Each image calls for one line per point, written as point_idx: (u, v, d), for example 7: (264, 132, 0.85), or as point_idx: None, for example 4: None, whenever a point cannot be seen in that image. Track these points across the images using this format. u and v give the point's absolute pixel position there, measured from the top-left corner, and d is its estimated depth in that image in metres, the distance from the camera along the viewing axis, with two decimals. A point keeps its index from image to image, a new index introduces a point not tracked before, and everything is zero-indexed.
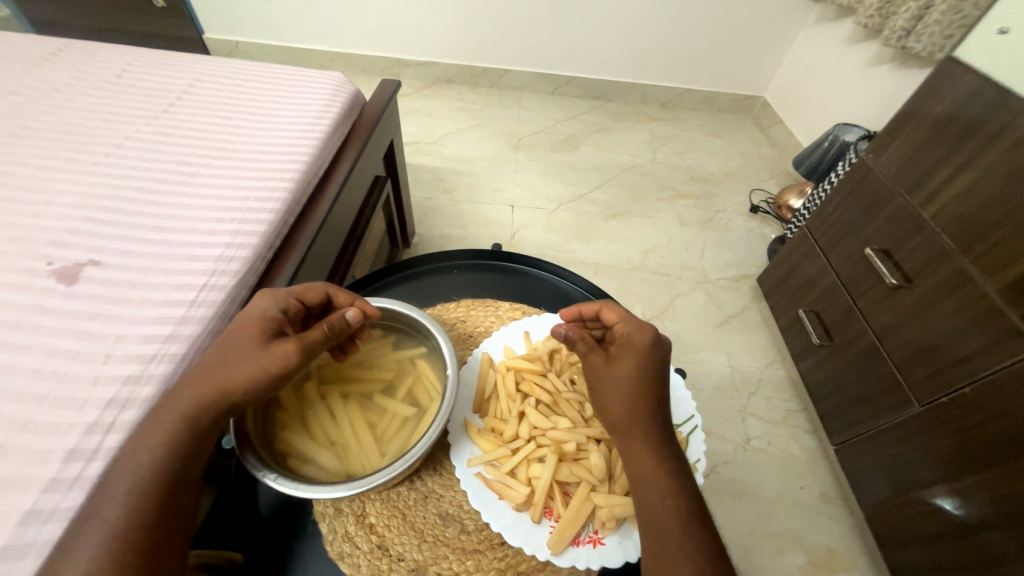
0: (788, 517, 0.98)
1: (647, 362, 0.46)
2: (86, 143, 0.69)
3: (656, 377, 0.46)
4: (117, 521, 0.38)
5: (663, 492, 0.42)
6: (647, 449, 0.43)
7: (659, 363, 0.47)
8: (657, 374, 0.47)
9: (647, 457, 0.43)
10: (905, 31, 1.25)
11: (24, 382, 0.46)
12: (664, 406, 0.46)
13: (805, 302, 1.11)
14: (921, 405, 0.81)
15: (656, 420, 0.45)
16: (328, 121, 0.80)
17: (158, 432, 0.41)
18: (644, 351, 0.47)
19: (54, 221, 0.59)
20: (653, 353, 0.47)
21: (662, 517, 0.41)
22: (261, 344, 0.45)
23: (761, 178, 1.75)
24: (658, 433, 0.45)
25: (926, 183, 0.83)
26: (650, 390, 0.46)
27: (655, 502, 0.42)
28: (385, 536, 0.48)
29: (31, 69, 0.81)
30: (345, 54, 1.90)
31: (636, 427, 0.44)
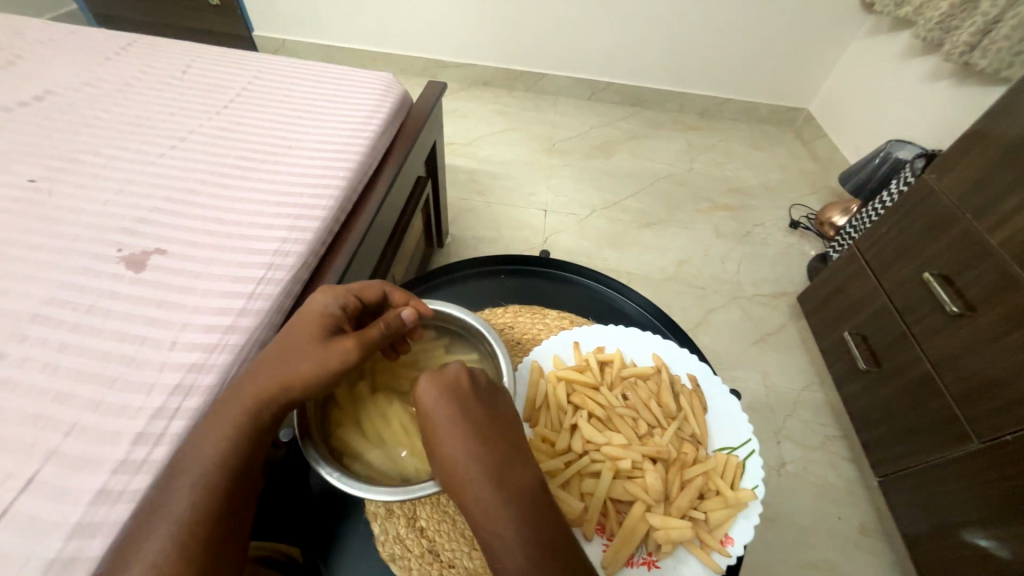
0: (823, 548, 0.94)
1: (443, 388, 0.43)
2: (154, 135, 0.72)
3: (465, 401, 0.43)
4: (183, 511, 0.39)
5: (506, 526, 0.38)
6: (467, 484, 0.40)
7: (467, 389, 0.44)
8: (464, 397, 0.43)
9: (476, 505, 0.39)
10: (969, 46, 1.20)
11: (97, 364, 0.48)
12: (492, 427, 0.43)
13: (851, 324, 1.07)
14: (980, 442, 0.77)
15: (479, 449, 0.41)
16: (380, 121, 0.82)
17: (223, 425, 0.42)
18: (441, 379, 0.44)
19: (124, 210, 0.62)
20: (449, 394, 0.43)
21: (504, 555, 0.37)
22: (320, 341, 0.45)
23: (801, 193, 1.70)
24: (491, 458, 0.41)
25: (997, 208, 0.79)
26: (468, 415, 0.42)
27: (496, 542, 0.38)
28: (435, 540, 0.48)
29: (104, 63, 0.85)
30: (386, 54, 1.93)
31: (463, 462, 0.40)
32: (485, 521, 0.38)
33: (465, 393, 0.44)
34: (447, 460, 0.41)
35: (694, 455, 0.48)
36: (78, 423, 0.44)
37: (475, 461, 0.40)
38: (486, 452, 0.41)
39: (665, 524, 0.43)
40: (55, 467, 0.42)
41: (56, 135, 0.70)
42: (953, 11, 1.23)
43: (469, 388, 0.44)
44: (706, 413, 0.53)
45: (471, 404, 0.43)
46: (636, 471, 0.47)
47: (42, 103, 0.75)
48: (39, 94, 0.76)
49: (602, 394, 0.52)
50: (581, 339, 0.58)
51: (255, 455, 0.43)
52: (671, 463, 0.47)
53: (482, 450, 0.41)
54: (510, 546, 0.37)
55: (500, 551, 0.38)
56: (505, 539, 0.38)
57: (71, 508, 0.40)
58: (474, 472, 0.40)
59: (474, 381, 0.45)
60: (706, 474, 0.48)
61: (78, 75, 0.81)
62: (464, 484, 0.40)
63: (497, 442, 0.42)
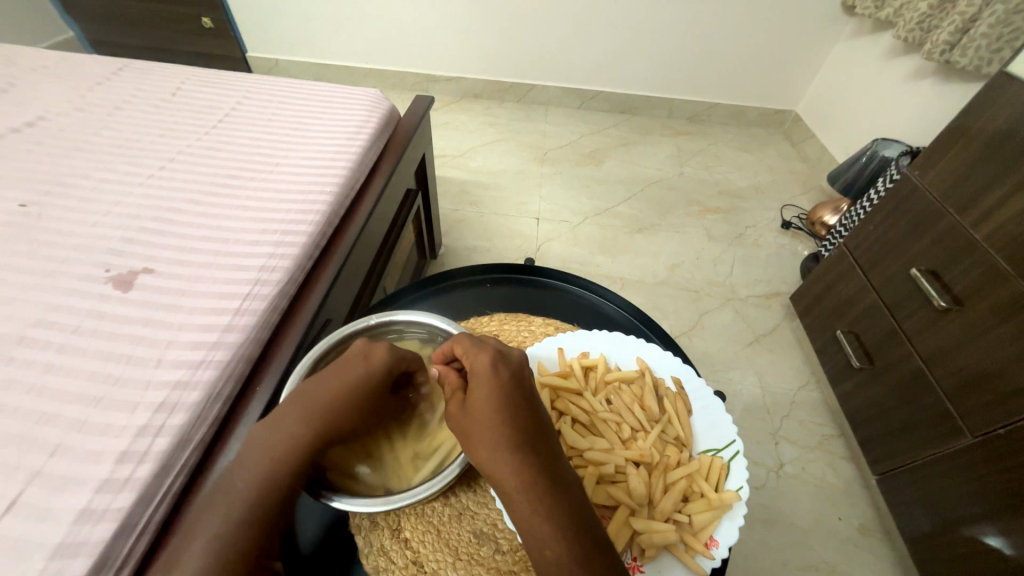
0: (824, 550, 0.93)
1: (501, 375, 0.44)
2: (143, 157, 0.73)
3: (517, 391, 0.44)
4: (222, 553, 0.39)
5: (550, 510, 0.39)
6: (506, 472, 0.40)
7: (516, 376, 0.45)
8: (517, 387, 0.45)
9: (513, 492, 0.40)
10: (949, 45, 1.21)
11: (82, 383, 0.48)
12: (530, 420, 0.43)
13: (843, 323, 1.07)
14: (974, 436, 0.76)
15: (527, 437, 0.42)
16: (366, 136, 0.83)
17: (267, 464, 0.43)
18: (497, 367, 0.44)
19: (112, 230, 0.62)
20: (494, 377, 0.44)
21: (548, 540, 0.38)
22: (374, 404, 0.48)
23: (791, 193, 1.71)
24: (538, 446, 0.42)
25: (980, 202, 0.80)
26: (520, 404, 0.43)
27: (537, 528, 0.38)
28: (420, 551, 0.48)
29: (96, 88, 0.86)
30: (378, 70, 1.97)
31: (500, 450, 0.41)
32: (529, 506, 0.39)
33: (519, 384, 0.45)
34: (495, 444, 0.41)
35: (677, 458, 0.48)
36: (63, 443, 0.44)
37: (526, 447, 0.41)
38: (534, 440, 0.42)
39: (649, 527, 0.43)
40: (39, 488, 0.42)
41: (47, 159, 0.71)
42: (931, 11, 1.25)
43: (523, 381, 0.45)
44: (690, 415, 0.53)
45: (527, 395, 0.45)
46: (618, 475, 0.47)
47: (33, 129, 0.76)
48: (31, 119, 0.77)
49: (585, 399, 0.52)
50: (565, 345, 0.58)
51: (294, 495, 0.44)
52: (654, 466, 0.47)
53: (530, 437, 0.42)
54: (554, 531, 0.38)
55: (541, 536, 0.38)
56: (550, 525, 0.38)
57: (54, 529, 0.40)
58: (522, 456, 0.41)
59: (526, 376, 0.46)
60: (690, 477, 0.48)
61: (70, 100, 0.82)
62: (511, 467, 0.40)
63: (542, 433, 0.43)
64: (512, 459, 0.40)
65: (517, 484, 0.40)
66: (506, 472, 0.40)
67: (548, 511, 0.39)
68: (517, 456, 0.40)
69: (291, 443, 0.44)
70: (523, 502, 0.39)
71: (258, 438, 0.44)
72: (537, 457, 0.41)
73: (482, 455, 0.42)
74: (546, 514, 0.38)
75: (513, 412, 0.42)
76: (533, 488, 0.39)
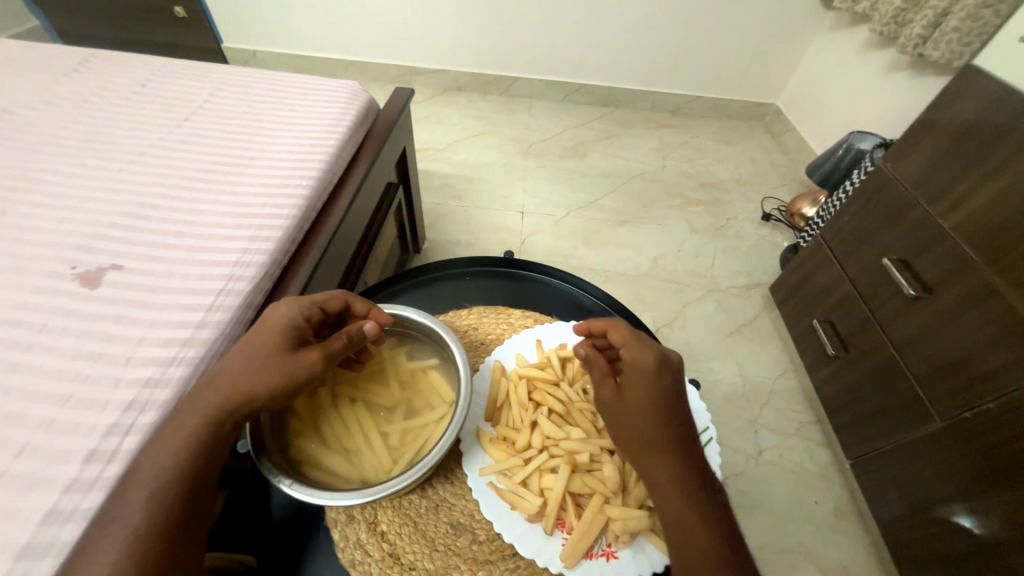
0: (800, 533, 0.96)
1: (656, 374, 0.46)
2: (112, 151, 0.71)
3: (677, 391, 0.47)
4: (136, 526, 0.39)
5: (694, 503, 0.41)
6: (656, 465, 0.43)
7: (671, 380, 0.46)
8: (672, 390, 0.46)
9: (664, 480, 0.42)
10: (922, 39, 1.24)
11: (48, 382, 0.47)
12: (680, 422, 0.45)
13: (820, 312, 1.10)
14: (943, 420, 0.79)
15: (678, 431, 0.44)
16: (344, 129, 0.82)
17: (180, 434, 0.42)
18: (663, 366, 0.46)
19: (80, 226, 0.61)
20: (655, 374, 0.45)
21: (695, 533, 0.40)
22: (285, 354, 0.46)
23: (772, 186, 1.74)
24: (687, 443, 0.44)
25: (949, 193, 0.82)
26: (676, 402, 0.45)
27: (681, 523, 0.41)
28: (397, 544, 0.48)
29: (62, 80, 0.83)
30: (359, 62, 1.93)
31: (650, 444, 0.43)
32: (676, 498, 0.41)
33: (675, 385, 0.47)
34: (647, 435, 0.44)
35: None
36: (29, 444, 0.43)
37: (682, 450, 0.43)
38: (685, 438, 0.44)
39: (623, 515, 0.44)
40: (4, 490, 0.41)
41: (11, 153, 0.69)
42: (904, 6, 1.28)
43: (678, 384, 0.47)
44: None
45: (679, 398, 0.46)
46: (594, 464, 0.47)
47: None
48: None
49: (561, 390, 0.53)
50: (542, 337, 0.59)
51: (217, 462, 0.43)
52: None
53: (681, 433, 0.44)
54: (696, 523, 0.40)
55: (683, 526, 0.40)
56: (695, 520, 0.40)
57: (20, 531, 0.39)
58: (676, 449, 0.43)
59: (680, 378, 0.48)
60: None
61: (34, 92, 0.79)
62: (663, 457, 0.43)
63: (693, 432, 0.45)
64: (671, 456, 0.43)
65: (666, 473, 0.42)
66: (658, 460, 0.43)
67: (691, 502, 0.41)
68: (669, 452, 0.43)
69: (203, 417, 0.43)
70: (672, 497, 0.41)
71: (176, 411, 0.43)
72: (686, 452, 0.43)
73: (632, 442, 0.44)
74: (691, 506, 0.41)
75: (670, 409, 0.44)
76: (680, 480, 0.42)
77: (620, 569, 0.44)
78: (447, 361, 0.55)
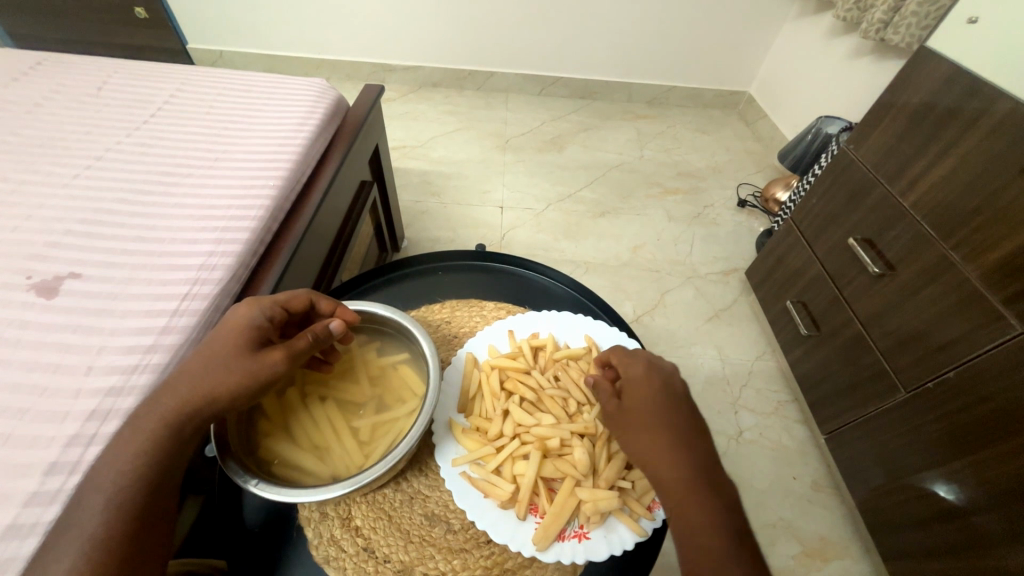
0: (781, 508, 0.98)
1: (656, 381, 0.47)
2: (66, 156, 0.69)
3: (679, 397, 0.47)
4: (94, 534, 0.38)
5: (706, 506, 0.41)
6: (663, 469, 0.43)
7: (669, 385, 0.47)
8: (671, 394, 0.46)
9: (671, 483, 0.42)
10: (883, 23, 1.27)
11: (4, 396, 0.46)
12: (684, 425, 0.45)
13: (793, 294, 1.12)
14: (907, 391, 0.82)
15: (687, 436, 0.44)
16: (311, 127, 0.80)
17: (138, 439, 0.41)
18: (659, 375, 0.47)
19: (34, 235, 0.59)
20: (651, 381, 0.47)
21: (707, 533, 0.40)
22: (247, 355, 0.46)
23: (747, 172, 1.77)
24: (694, 446, 0.44)
25: (906, 172, 0.85)
26: (676, 406, 0.46)
27: (693, 525, 0.40)
28: (372, 538, 0.48)
29: (11, 84, 0.80)
30: (331, 60, 1.90)
31: (656, 450, 0.43)
32: (687, 502, 0.41)
33: (676, 391, 0.47)
34: (652, 441, 0.44)
35: None
36: None
37: (686, 452, 0.43)
38: (693, 443, 0.44)
39: (594, 496, 0.45)
40: None
41: None
42: None
43: (680, 391, 0.47)
44: None
45: (680, 402, 0.46)
46: (565, 448, 0.48)
47: None
48: None
49: (532, 377, 0.53)
50: (515, 327, 0.60)
51: (178, 465, 0.43)
52: (598, 437, 0.49)
53: (688, 439, 0.44)
54: (710, 526, 0.40)
55: (696, 530, 0.40)
56: (705, 519, 0.40)
57: None
58: (683, 454, 0.43)
59: (681, 386, 0.48)
60: None
61: None
62: (670, 461, 0.43)
63: (705, 438, 0.45)
64: (676, 459, 0.43)
65: (675, 477, 0.42)
66: (665, 465, 0.43)
67: (703, 505, 0.41)
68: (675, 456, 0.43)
69: (163, 421, 0.42)
70: (682, 499, 0.41)
71: (135, 417, 0.43)
72: (692, 456, 0.43)
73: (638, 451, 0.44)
74: (702, 508, 0.41)
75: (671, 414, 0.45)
76: (691, 485, 0.42)
77: (592, 548, 0.45)
78: (417, 355, 0.55)
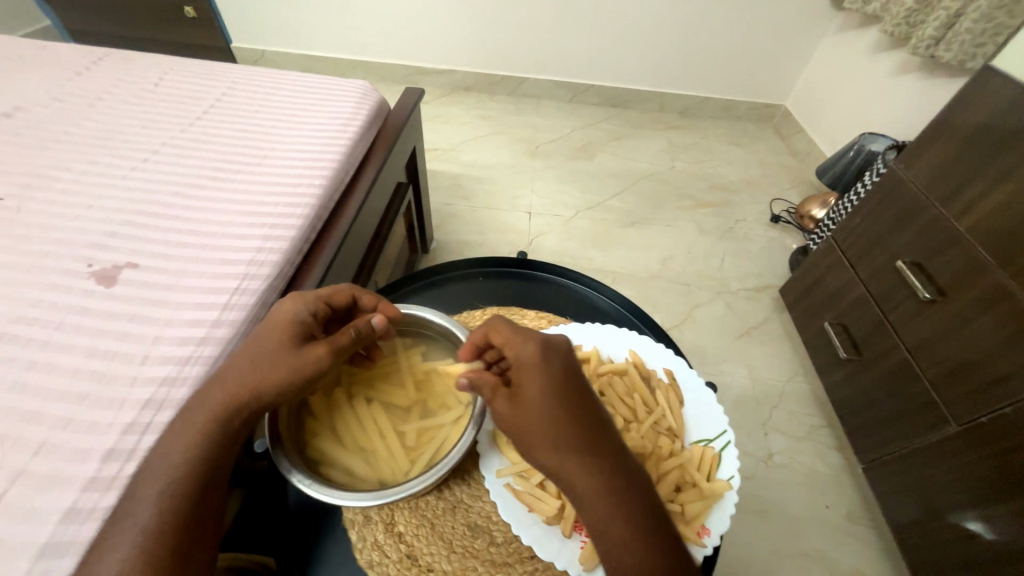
0: (813, 537, 0.95)
1: (556, 364, 0.45)
2: (125, 150, 0.71)
3: (575, 381, 0.45)
4: (147, 524, 0.39)
5: (620, 503, 0.40)
6: (574, 469, 0.41)
7: (566, 370, 0.45)
8: (566, 381, 0.45)
9: (590, 486, 0.40)
10: (934, 40, 1.22)
11: (66, 380, 0.47)
12: (586, 416, 0.44)
13: (832, 315, 1.09)
14: (959, 425, 0.78)
15: (592, 429, 0.43)
16: (355, 128, 0.82)
17: (190, 432, 0.42)
18: (566, 369, 0.45)
19: (95, 224, 0.61)
20: (545, 368, 0.44)
21: (620, 536, 0.39)
22: (292, 349, 0.46)
23: (781, 187, 1.73)
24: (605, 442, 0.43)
25: (961, 195, 0.81)
26: (582, 404, 0.44)
27: (611, 528, 0.40)
28: (414, 545, 0.48)
29: (74, 78, 0.84)
30: (367, 62, 1.94)
31: (567, 449, 0.42)
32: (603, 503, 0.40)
33: (572, 375, 0.45)
34: (563, 443, 0.42)
35: (670, 448, 0.49)
36: (46, 443, 0.43)
37: (598, 449, 0.42)
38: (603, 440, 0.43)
39: None
40: (22, 488, 0.41)
41: (25, 151, 0.69)
42: (917, 7, 1.27)
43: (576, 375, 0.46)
44: (682, 406, 0.54)
45: (577, 388, 0.45)
46: None
47: (10, 120, 0.73)
48: (7, 110, 0.75)
49: None
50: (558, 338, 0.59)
51: (227, 459, 0.43)
52: (646, 457, 0.48)
53: (596, 433, 0.43)
54: (626, 525, 0.39)
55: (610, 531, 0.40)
56: (619, 519, 0.40)
57: (40, 529, 0.39)
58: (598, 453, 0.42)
59: (575, 366, 0.47)
60: (682, 467, 0.48)
61: (47, 91, 0.80)
62: (582, 463, 0.41)
63: (606, 429, 0.44)
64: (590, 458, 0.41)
65: (587, 480, 0.41)
66: (578, 468, 0.41)
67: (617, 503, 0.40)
68: (586, 453, 0.42)
69: (214, 415, 0.43)
70: (596, 500, 0.40)
71: (187, 409, 0.43)
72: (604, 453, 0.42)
73: (549, 454, 0.42)
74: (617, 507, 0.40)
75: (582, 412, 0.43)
76: (605, 483, 0.41)
77: None
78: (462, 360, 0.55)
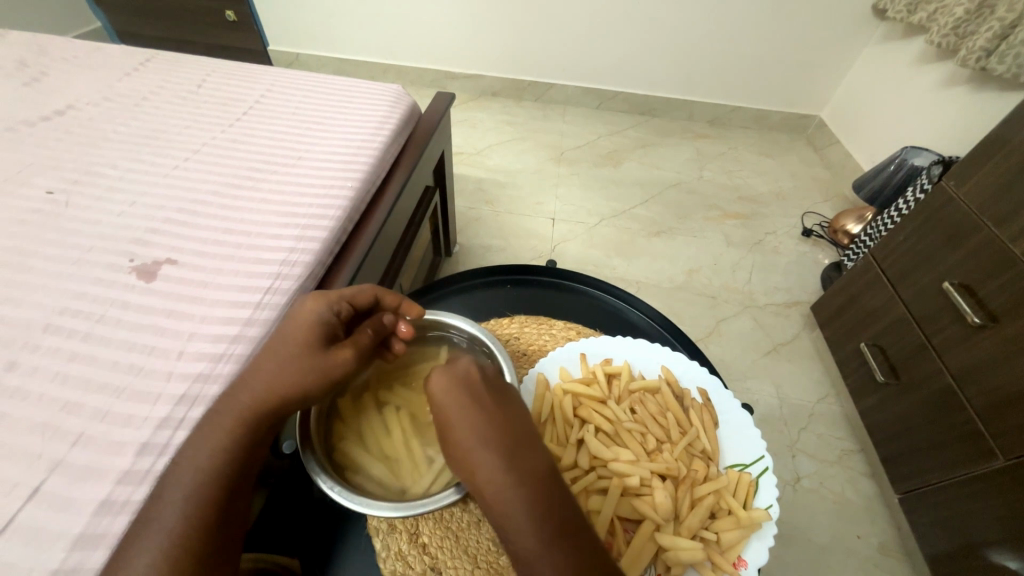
0: (841, 567, 0.91)
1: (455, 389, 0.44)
2: (167, 149, 0.73)
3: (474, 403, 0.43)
4: (174, 525, 0.39)
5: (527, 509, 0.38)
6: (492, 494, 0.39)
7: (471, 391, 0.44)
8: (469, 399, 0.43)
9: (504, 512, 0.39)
10: (986, 51, 1.16)
11: (105, 373, 0.48)
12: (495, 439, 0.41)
13: (868, 335, 1.05)
14: (1007, 459, 0.73)
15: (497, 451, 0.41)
16: (386, 132, 0.82)
17: (216, 435, 0.43)
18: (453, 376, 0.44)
19: (137, 220, 0.63)
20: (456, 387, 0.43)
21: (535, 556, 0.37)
22: (315, 352, 0.46)
23: (813, 200, 1.67)
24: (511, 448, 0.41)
25: (1020, 216, 0.77)
26: (476, 408, 0.42)
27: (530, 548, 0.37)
28: (439, 558, 0.50)
29: (124, 78, 0.87)
30: (397, 65, 1.97)
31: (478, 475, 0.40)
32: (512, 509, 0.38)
33: (472, 395, 0.43)
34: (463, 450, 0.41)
35: (705, 473, 0.48)
36: (85, 433, 0.44)
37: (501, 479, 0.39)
38: (495, 440, 0.41)
39: (675, 543, 0.44)
40: (61, 477, 0.42)
41: (75, 148, 0.72)
42: (968, 17, 1.20)
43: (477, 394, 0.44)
44: (716, 428, 0.53)
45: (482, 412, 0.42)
46: (643, 488, 0.47)
47: (62, 118, 0.76)
48: (61, 108, 0.78)
49: (608, 408, 0.53)
50: (587, 350, 0.59)
51: (251, 462, 0.43)
52: (680, 480, 0.48)
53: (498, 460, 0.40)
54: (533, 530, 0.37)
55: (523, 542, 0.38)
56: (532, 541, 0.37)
57: (75, 520, 0.40)
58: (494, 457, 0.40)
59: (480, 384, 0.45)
60: (718, 492, 0.47)
61: (98, 90, 0.83)
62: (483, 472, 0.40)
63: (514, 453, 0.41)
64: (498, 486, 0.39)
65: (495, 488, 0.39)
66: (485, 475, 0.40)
67: (524, 496, 0.38)
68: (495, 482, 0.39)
69: (238, 416, 0.43)
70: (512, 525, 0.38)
71: (214, 411, 0.44)
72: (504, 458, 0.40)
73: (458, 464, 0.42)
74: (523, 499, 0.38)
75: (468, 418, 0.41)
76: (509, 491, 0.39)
77: None
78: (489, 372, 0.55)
